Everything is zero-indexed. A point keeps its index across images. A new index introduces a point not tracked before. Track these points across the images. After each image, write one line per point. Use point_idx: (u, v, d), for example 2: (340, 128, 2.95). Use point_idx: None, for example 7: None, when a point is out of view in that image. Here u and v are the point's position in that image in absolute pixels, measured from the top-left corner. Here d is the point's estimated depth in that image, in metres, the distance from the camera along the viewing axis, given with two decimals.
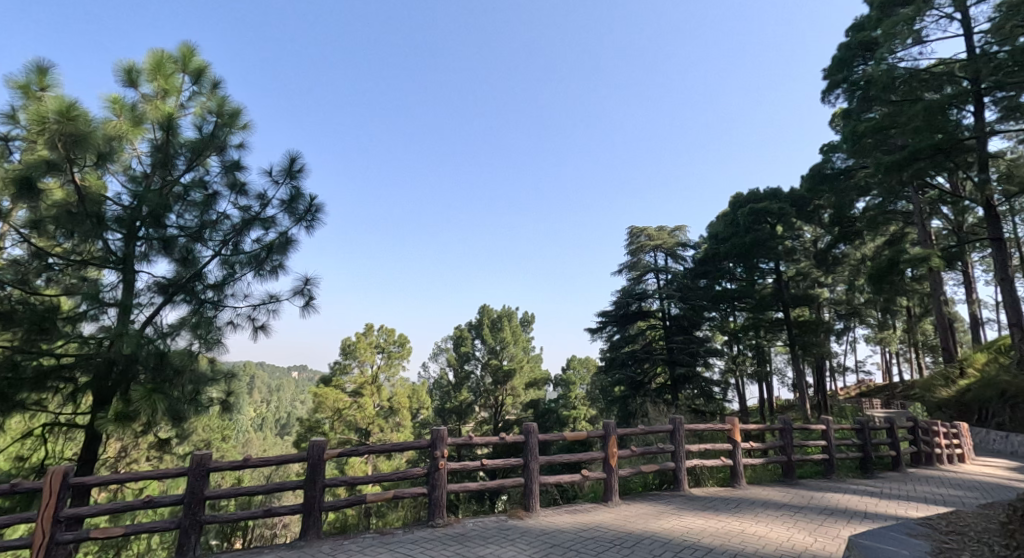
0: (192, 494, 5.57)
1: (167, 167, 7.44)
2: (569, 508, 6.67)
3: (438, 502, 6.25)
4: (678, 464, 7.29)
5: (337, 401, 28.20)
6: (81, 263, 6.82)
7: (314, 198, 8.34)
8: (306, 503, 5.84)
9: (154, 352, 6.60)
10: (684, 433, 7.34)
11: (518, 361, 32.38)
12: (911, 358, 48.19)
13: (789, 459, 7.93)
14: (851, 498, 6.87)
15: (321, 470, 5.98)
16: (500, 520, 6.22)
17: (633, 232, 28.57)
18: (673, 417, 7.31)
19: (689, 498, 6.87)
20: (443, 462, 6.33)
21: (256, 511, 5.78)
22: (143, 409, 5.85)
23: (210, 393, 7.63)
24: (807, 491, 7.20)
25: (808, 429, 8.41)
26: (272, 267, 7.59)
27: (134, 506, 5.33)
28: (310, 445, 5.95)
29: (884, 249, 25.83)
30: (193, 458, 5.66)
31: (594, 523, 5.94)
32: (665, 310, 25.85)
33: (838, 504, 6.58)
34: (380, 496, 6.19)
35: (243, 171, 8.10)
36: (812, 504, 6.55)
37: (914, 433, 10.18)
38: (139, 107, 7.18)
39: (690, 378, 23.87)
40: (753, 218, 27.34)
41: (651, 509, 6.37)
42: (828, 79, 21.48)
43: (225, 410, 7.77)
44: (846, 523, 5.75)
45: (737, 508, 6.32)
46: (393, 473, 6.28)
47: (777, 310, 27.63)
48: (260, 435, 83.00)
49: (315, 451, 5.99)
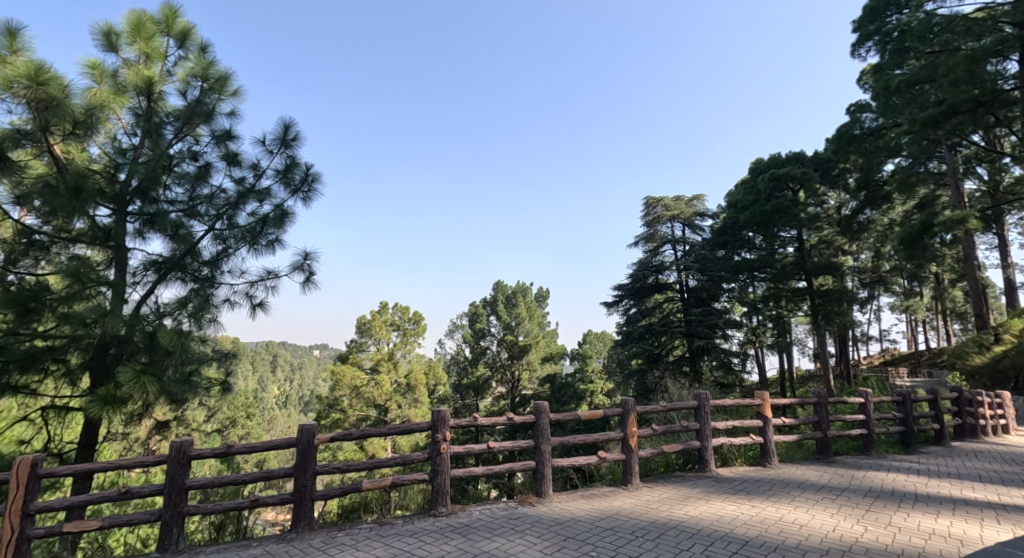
0: (173, 485, 5.30)
1: (154, 136, 6.95)
2: (585, 492, 6.30)
3: (441, 489, 5.91)
4: (703, 443, 6.87)
5: (354, 379, 28.52)
6: (69, 240, 6.47)
7: (311, 167, 7.72)
8: (296, 492, 5.55)
9: (147, 333, 6.22)
10: (711, 410, 6.89)
11: (534, 336, 32.10)
12: (938, 326, 47.36)
13: (824, 435, 7.45)
14: (897, 478, 6.41)
15: (312, 456, 5.66)
16: (511, 508, 5.89)
17: (649, 203, 27.78)
18: (699, 394, 6.85)
19: (716, 481, 6.46)
20: (444, 446, 6.00)
21: (243, 501, 5.51)
22: (133, 392, 5.44)
23: (208, 373, 7.25)
24: (848, 471, 6.72)
25: (845, 401, 7.90)
26: (268, 242, 7.06)
27: (110, 498, 5.05)
28: (300, 430, 5.60)
29: (914, 213, 24.92)
30: (172, 445, 5.39)
31: (614, 510, 5.55)
32: (682, 282, 25.20)
33: (882, 485, 6.12)
34: (377, 482, 5.82)
35: (236, 140, 7.55)
36: (854, 485, 6.09)
37: (959, 405, 9.67)
38: (121, 73, 6.65)
39: (708, 350, 23.39)
40: (774, 184, 26.43)
41: (676, 494, 5.97)
42: (859, 31, 20.35)
43: (225, 392, 7.32)
44: (897, 509, 5.28)
45: (772, 491, 5.87)
46: (391, 459, 5.92)
47: (799, 279, 26.96)
48: (285, 412, 84.75)
49: (305, 438, 5.64)
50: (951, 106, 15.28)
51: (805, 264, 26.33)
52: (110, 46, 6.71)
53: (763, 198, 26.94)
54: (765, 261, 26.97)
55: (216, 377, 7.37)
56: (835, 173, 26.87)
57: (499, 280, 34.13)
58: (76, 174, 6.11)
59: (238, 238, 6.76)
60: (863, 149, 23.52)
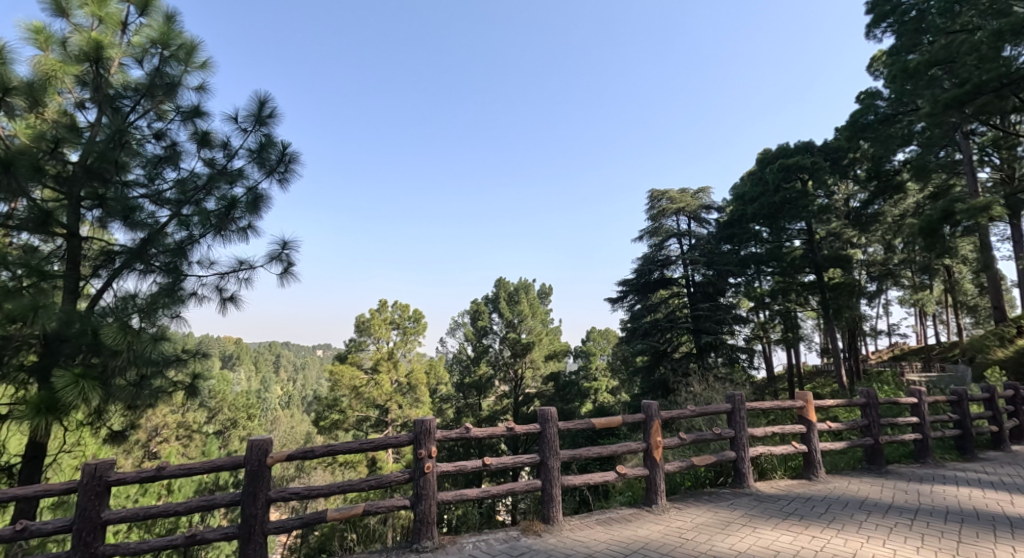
0: (85, 518, 4.81)
1: (112, 109, 6.19)
2: (603, 516, 5.60)
3: (426, 518, 5.21)
4: (740, 454, 6.21)
5: (353, 379, 27.84)
6: (14, 228, 5.72)
7: (288, 146, 6.95)
8: (245, 525, 5.02)
9: (90, 329, 5.39)
10: (745, 415, 6.26)
11: (537, 333, 31.33)
12: (950, 320, 46.77)
13: (876, 442, 6.81)
14: (969, 494, 5.70)
15: (264, 478, 5.15)
16: (514, 538, 5.19)
17: (654, 196, 27.02)
18: (733, 396, 6.23)
19: (758, 499, 5.76)
20: (429, 465, 5.30)
21: (178, 537, 4.90)
22: (69, 397, 4.79)
23: (172, 376, 6.67)
24: (910, 486, 6.00)
25: (897, 403, 7.23)
26: (238, 228, 6.33)
27: (4, 537, 4.57)
28: (250, 446, 5.09)
29: (930, 204, 24.28)
30: (85, 469, 4.85)
31: (642, 540, 4.85)
32: (689, 277, 24.42)
33: (956, 504, 5.41)
34: (345, 511, 5.14)
35: (205, 117, 6.81)
36: (923, 505, 5.39)
37: (1012, 404, 9.03)
38: (68, 38, 5.93)
39: (717, 346, 22.70)
40: (783, 174, 25.66)
41: (715, 518, 5.27)
42: (873, 12, 19.99)
43: (192, 395, 6.79)
44: (987, 541, 4.57)
45: (832, 515, 5.16)
46: (365, 482, 5.24)
47: (809, 272, 26.18)
48: (287, 412, 84.19)
49: (255, 456, 5.12)
50: (975, 86, 14.66)
51: (815, 257, 25.53)
52: (59, 10, 6.03)
53: (771, 189, 26.21)
54: (773, 254, 26.22)
55: (182, 380, 6.79)
56: (845, 163, 25.72)
57: (501, 277, 33.38)
58: (14, 148, 5.38)
59: (203, 223, 6.03)
60: (879, 136, 22.72)
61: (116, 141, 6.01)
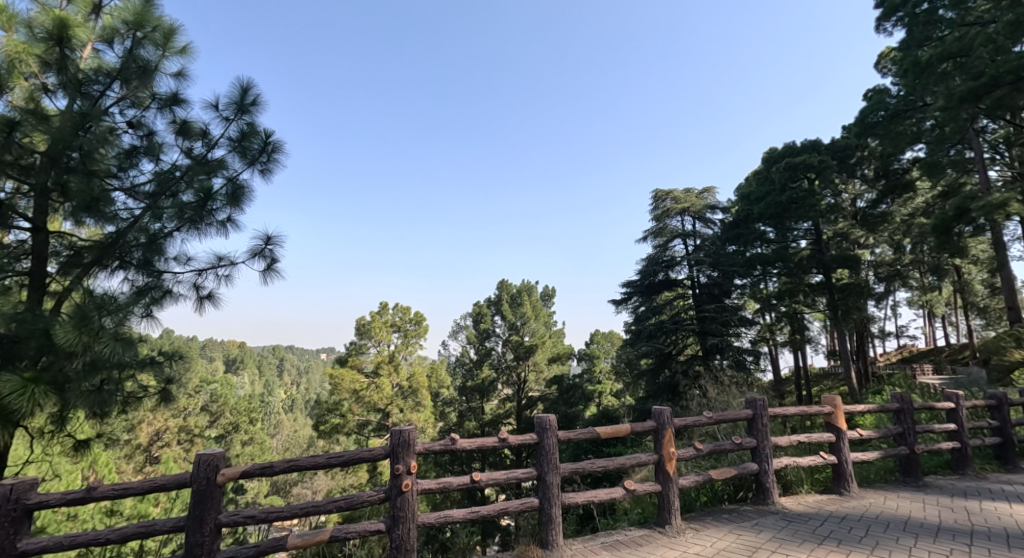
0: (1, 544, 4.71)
1: (83, 93, 5.80)
2: (609, 539, 5.18)
3: (404, 542, 5.01)
4: (764, 467, 5.85)
5: (353, 383, 27.41)
6: None
7: (273, 136, 6.54)
8: (190, 551, 4.80)
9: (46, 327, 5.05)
10: (768, 423, 5.93)
11: (541, 336, 30.82)
12: (959, 321, 46.13)
13: (912, 451, 6.66)
14: (1018, 511, 5.42)
15: (212, 500, 4.92)
16: None
17: (657, 196, 26.59)
18: (754, 403, 5.91)
19: (785, 518, 5.41)
20: (408, 483, 5.11)
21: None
22: (18, 406, 4.61)
23: (143, 380, 6.54)
24: (956, 503, 5.75)
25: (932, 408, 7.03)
26: (217, 221, 5.93)
27: None
28: (197, 462, 4.88)
29: (941, 204, 23.81)
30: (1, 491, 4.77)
31: None
32: (694, 278, 23.93)
33: (1011, 525, 5.11)
34: (311, 537, 4.88)
35: (184, 104, 6.41)
36: (975, 527, 5.10)
37: None
38: (33, 17, 5.61)
39: (723, 348, 22.11)
40: (789, 173, 25.22)
41: (740, 542, 4.87)
42: (883, 4, 19.51)
43: (164, 402, 6.66)
44: None
45: (875, 540, 4.81)
46: (335, 502, 4.99)
47: (816, 272, 25.62)
48: (289, 416, 83.75)
49: (203, 472, 4.91)
50: (993, 78, 14.19)
51: (822, 257, 25.07)
52: None
53: (777, 188, 25.75)
54: (779, 255, 25.76)
55: (154, 385, 6.66)
56: (853, 162, 25.28)
57: (504, 279, 32.99)
58: None
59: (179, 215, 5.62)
60: (888, 133, 22.05)
61: (77, 123, 5.57)
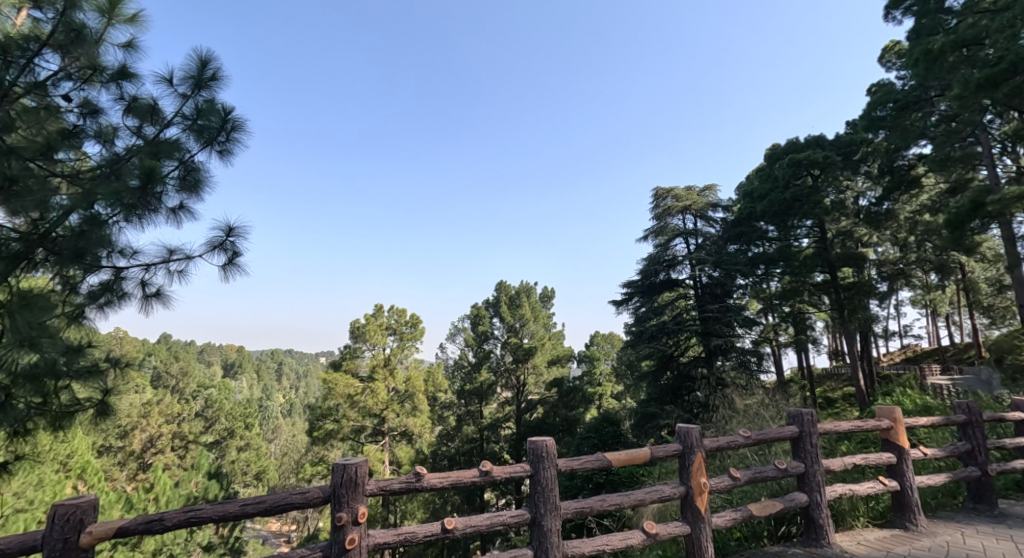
0: None
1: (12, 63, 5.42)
2: None
3: None
4: (816, 499, 5.63)
5: (348, 387, 26.63)
6: None
7: (229, 111, 6.11)
8: None
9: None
10: (818, 443, 5.77)
11: (540, 338, 30.07)
12: (962, 321, 45.51)
13: (984, 473, 6.50)
14: None
15: None
16: None
17: (658, 194, 25.94)
18: (803, 422, 5.78)
19: None
20: (354, 537, 4.48)
21: None
22: None
23: (79, 393, 6.35)
24: None
25: (1002, 421, 6.93)
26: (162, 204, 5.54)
27: None
28: (52, 517, 4.14)
29: (949, 201, 23.27)
30: None
31: None
32: (696, 278, 23.20)
33: None
34: None
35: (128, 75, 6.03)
36: None
37: None
38: None
39: (726, 349, 21.20)
40: (793, 170, 24.61)
41: None
42: None
43: (102, 415, 6.43)
44: None
45: None
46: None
47: (820, 270, 24.91)
48: (286, 421, 82.63)
49: (61, 531, 4.17)
50: (1012, 64, 13.52)
51: (827, 255, 24.34)
52: None
53: (779, 185, 25.15)
54: (783, 254, 24.80)
55: (90, 397, 6.43)
56: (857, 159, 24.70)
57: (502, 280, 32.31)
58: None
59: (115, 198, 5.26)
60: (896, 126, 21.27)
61: None
